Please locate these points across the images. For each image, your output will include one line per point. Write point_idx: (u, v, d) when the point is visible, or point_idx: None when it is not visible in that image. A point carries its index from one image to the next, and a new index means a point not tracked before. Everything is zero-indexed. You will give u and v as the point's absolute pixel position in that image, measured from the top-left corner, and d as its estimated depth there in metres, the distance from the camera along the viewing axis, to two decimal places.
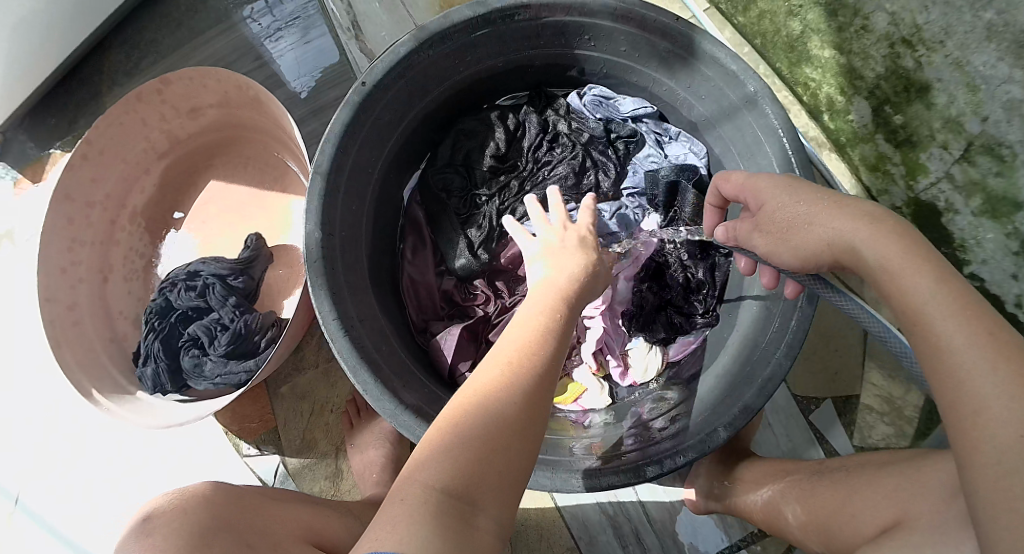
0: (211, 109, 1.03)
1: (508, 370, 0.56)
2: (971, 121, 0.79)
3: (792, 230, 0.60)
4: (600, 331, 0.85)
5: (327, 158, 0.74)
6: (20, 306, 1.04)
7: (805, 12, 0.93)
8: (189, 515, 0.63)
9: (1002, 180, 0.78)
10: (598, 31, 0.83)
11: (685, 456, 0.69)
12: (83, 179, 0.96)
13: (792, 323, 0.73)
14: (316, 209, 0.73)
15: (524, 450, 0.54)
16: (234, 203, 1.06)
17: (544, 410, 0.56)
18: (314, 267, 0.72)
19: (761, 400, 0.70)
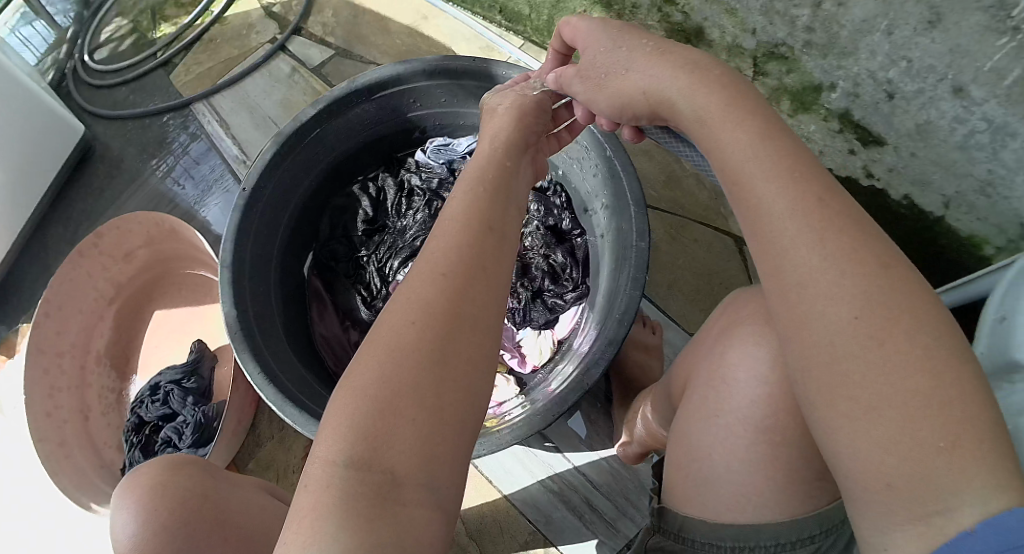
0: (142, 250, 1.20)
1: (400, 320, 0.50)
2: (746, 39, 1.04)
3: (611, 74, 0.66)
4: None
5: (229, 254, 0.90)
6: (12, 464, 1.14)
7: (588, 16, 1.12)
8: (162, 460, 0.78)
9: (794, 75, 1.03)
10: (418, 93, 1.02)
11: (569, 399, 0.84)
12: (48, 333, 1.13)
13: (625, 269, 0.89)
14: (229, 295, 0.88)
15: (439, 399, 0.47)
16: (178, 325, 1.21)
17: (456, 355, 0.49)
18: (236, 337, 0.86)
19: (621, 333, 0.84)
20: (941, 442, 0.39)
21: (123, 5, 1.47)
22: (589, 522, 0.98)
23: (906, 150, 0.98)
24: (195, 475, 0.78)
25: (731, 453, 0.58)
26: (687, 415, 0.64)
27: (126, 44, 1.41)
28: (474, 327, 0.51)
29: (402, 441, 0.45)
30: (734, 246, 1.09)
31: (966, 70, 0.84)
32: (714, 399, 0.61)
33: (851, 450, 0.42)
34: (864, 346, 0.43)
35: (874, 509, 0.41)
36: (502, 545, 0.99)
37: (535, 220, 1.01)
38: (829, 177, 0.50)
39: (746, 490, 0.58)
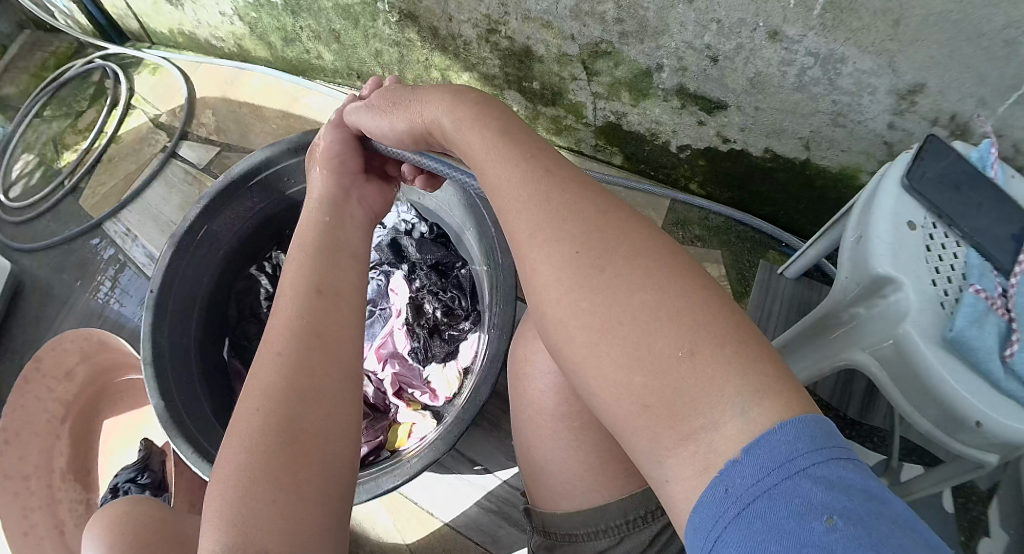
0: (81, 365, 1.28)
1: (256, 410, 0.58)
2: (568, 48, 1.10)
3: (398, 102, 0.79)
4: (389, 374, 1.05)
5: (149, 351, 0.98)
6: None
7: (431, 61, 1.22)
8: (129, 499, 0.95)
9: (622, 67, 1.10)
10: (290, 170, 1.12)
11: (467, 417, 0.90)
12: (11, 459, 1.19)
13: (498, 288, 0.98)
14: (155, 388, 0.96)
15: (298, 475, 0.55)
16: (128, 426, 1.33)
17: (311, 431, 0.58)
18: (169, 428, 0.95)
19: (502, 345, 0.92)
20: (673, 349, 0.51)
21: (27, 141, 1.58)
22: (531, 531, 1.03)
23: (749, 105, 1.05)
24: (156, 504, 0.94)
25: (559, 452, 0.66)
26: (523, 428, 0.72)
27: (36, 177, 1.52)
28: (320, 386, 0.60)
29: (265, 524, 0.52)
30: None
31: (773, 14, 0.88)
32: (533, 409, 0.70)
33: (600, 380, 0.54)
34: (596, 300, 0.55)
35: (647, 437, 0.51)
36: None
37: (418, 261, 1.09)
38: (571, 199, 0.61)
39: (570, 478, 0.65)
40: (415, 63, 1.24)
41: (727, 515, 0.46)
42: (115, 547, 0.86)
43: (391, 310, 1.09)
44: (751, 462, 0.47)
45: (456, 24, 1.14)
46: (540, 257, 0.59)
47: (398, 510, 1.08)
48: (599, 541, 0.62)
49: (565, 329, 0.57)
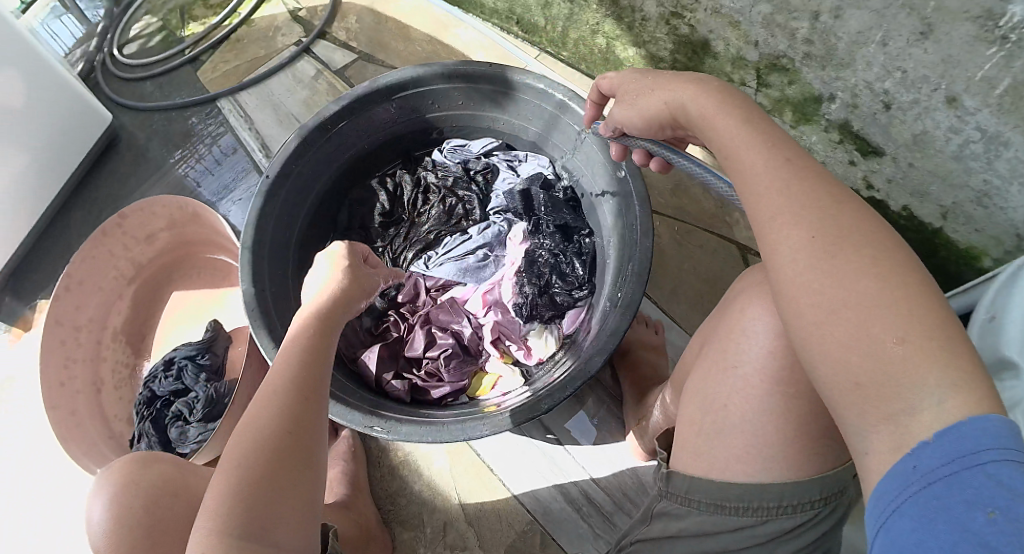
0: (164, 233, 1.23)
1: (260, 408, 0.65)
2: (749, 52, 1.07)
3: (641, 94, 0.74)
4: (492, 322, 1.01)
5: (249, 236, 0.96)
6: (26, 429, 1.20)
7: (601, 27, 1.17)
8: (137, 453, 0.86)
9: (796, 86, 1.06)
10: (437, 94, 1.07)
11: (571, 388, 0.86)
12: (68, 307, 1.16)
13: (635, 261, 0.92)
14: (247, 272, 0.94)
15: (295, 476, 0.63)
16: (195, 305, 1.25)
17: (308, 436, 0.65)
18: (252, 316, 0.92)
19: (625, 324, 0.88)
20: (888, 335, 0.46)
21: (153, 4, 1.54)
22: (585, 514, 1.02)
23: (903, 160, 1.00)
24: (168, 466, 0.86)
25: (748, 412, 0.66)
26: (704, 379, 0.72)
27: (155, 40, 1.48)
28: (303, 419, 0.65)
29: (277, 516, 0.60)
30: (738, 256, 1.15)
31: (956, 80, 0.87)
32: (730, 359, 0.69)
33: (818, 353, 0.50)
34: (821, 264, 0.50)
35: (849, 409, 0.48)
36: (499, 532, 1.02)
37: (544, 216, 1.06)
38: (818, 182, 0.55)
39: (754, 440, 0.66)
40: (583, 25, 1.19)
41: (904, 493, 0.44)
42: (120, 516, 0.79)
43: (505, 259, 1.05)
44: (938, 448, 0.43)
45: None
46: (781, 234, 0.53)
47: (459, 458, 1.07)
48: (744, 518, 0.66)
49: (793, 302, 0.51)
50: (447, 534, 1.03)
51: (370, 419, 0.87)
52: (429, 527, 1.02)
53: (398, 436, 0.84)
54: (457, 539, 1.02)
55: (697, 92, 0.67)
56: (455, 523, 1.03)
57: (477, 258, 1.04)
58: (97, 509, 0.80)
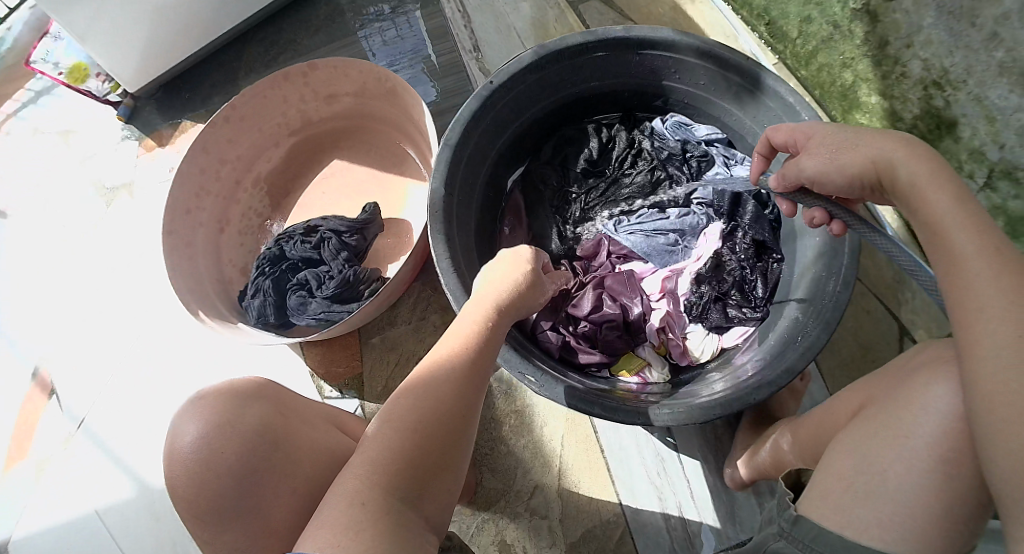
0: (348, 98, 1.17)
1: (429, 373, 0.71)
2: (991, 149, 0.91)
3: (841, 151, 0.68)
4: (662, 313, 0.99)
5: (456, 134, 0.93)
6: (140, 240, 1.30)
7: (855, 63, 1.06)
8: (235, 387, 0.83)
9: (1020, 202, 0.90)
10: (683, 66, 1.02)
11: (730, 408, 0.82)
12: (221, 138, 1.11)
13: (832, 304, 0.85)
14: (442, 171, 0.91)
15: (442, 447, 0.67)
16: (355, 181, 1.18)
17: (463, 415, 0.69)
18: (434, 216, 0.89)
19: (802, 363, 0.82)
20: None
21: None
22: (672, 527, 0.98)
23: None
24: (266, 408, 0.82)
25: (903, 496, 0.59)
26: (856, 435, 0.64)
27: None
28: (469, 403, 0.70)
29: (413, 478, 0.64)
30: (897, 336, 1.05)
31: None
32: (902, 425, 0.61)
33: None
34: None
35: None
36: (584, 513, 0.99)
37: (745, 226, 1.02)
38: None
39: (900, 523, 0.59)
40: (836, 54, 1.09)
41: None
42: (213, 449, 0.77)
43: (692, 252, 1.03)
44: None
45: (910, 54, 0.98)
46: (991, 349, 0.53)
47: (572, 429, 1.04)
48: None
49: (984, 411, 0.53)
50: (532, 497, 1.00)
51: (520, 363, 0.85)
52: (518, 485, 1.00)
53: (545, 391, 0.83)
54: (541, 504, 1.00)
55: (912, 155, 0.62)
56: (545, 489, 1.00)
57: (667, 242, 1.02)
58: (192, 436, 0.78)
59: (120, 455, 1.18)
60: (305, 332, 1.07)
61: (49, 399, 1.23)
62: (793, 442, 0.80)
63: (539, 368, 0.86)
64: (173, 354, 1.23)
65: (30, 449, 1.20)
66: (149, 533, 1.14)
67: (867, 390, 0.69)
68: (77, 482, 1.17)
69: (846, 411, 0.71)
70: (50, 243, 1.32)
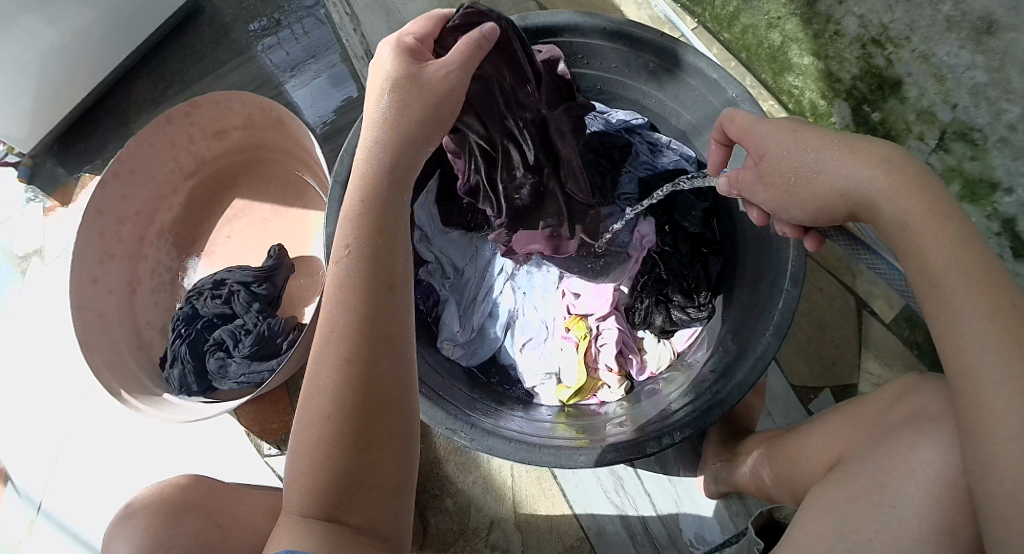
0: (237, 131, 1.08)
1: (328, 371, 0.54)
2: (942, 109, 0.88)
3: (800, 180, 0.61)
4: (615, 331, 0.91)
5: (345, 168, 0.85)
6: (60, 311, 1.23)
7: (783, 23, 1.03)
8: (165, 499, 0.74)
9: (977, 163, 0.87)
10: (590, 50, 0.93)
11: (681, 433, 0.77)
12: (114, 196, 1.03)
13: (779, 304, 0.80)
14: (335, 214, 0.84)
15: (361, 444, 0.53)
16: (258, 221, 1.11)
17: (372, 405, 0.54)
18: None
19: (755, 376, 0.78)
20: None
21: None
22: (638, 543, 0.95)
23: None
24: (200, 523, 0.72)
25: (898, 537, 0.58)
26: (837, 497, 0.63)
27: None
28: (365, 381, 0.54)
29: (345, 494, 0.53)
30: (855, 310, 1.06)
31: None
32: (885, 494, 0.60)
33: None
34: None
35: None
36: (547, 543, 0.95)
37: (678, 221, 0.95)
38: None
39: None
40: (762, 14, 1.05)
41: None
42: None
43: (630, 253, 0.96)
44: None
45: (843, 10, 0.94)
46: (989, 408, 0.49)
47: None
48: None
49: (987, 455, 0.50)
50: (491, 533, 0.96)
51: (448, 419, 0.79)
52: (474, 522, 0.95)
53: (479, 447, 0.78)
54: (501, 540, 0.95)
55: (894, 192, 0.55)
56: (502, 523, 0.96)
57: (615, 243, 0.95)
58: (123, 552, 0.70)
59: (76, 534, 1.13)
60: (231, 394, 1.01)
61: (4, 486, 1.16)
62: (772, 472, 0.81)
63: (474, 421, 0.81)
64: (107, 421, 1.16)
65: None
66: None
67: (843, 441, 0.70)
68: None
69: (823, 460, 0.72)
70: None
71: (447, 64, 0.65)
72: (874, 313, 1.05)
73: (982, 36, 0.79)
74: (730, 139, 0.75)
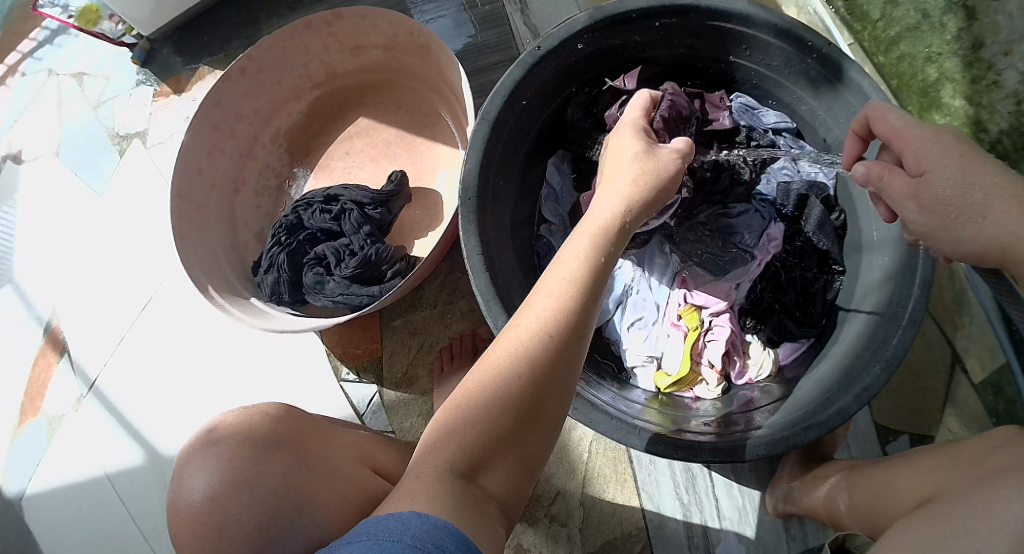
0: (376, 51, 1.06)
1: (514, 354, 0.58)
2: None
3: (961, 217, 0.65)
4: (727, 330, 0.89)
5: (495, 108, 0.84)
6: (147, 197, 1.21)
7: (942, 60, 1.00)
8: (251, 433, 0.72)
9: None
10: (755, 43, 0.91)
11: (767, 446, 0.77)
12: (237, 92, 1.02)
13: (895, 339, 0.78)
14: (477, 153, 0.83)
15: (520, 436, 0.56)
16: (382, 144, 1.09)
17: (538, 406, 0.57)
18: (467, 206, 0.81)
19: (856, 405, 0.77)
20: None
21: None
22: (695, 546, 0.93)
23: None
24: (287, 461, 0.71)
25: None
26: (920, 533, 0.62)
27: None
28: (546, 380, 0.58)
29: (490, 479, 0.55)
30: (948, 363, 1.03)
31: None
32: (973, 539, 0.58)
33: None
34: None
35: None
36: (606, 525, 0.94)
37: (808, 232, 0.93)
38: None
39: None
40: (922, 46, 1.03)
41: None
42: (225, 497, 0.67)
43: (752, 256, 0.93)
44: None
45: (1007, 62, 0.90)
46: None
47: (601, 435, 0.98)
48: None
49: None
50: (553, 503, 0.95)
51: None
52: (539, 489, 0.95)
53: (580, 415, 0.79)
54: (562, 513, 0.94)
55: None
56: (567, 496, 0.95)
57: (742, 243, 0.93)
58: (203, 487, 0.68)
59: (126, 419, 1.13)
60: (321, 312, 1.00)
61: (60, 357, 1.18)
62: (850, 500, 0.80)
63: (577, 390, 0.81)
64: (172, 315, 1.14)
65: (41, 409, 1.16)
66: (157, 503, 1.09)
67: (940, 482, 0.69)
68: (84, 446, 1.13)
69: (913, 496, 0.71)
70: (66, 199, 1.26)
71: (675, 152, 0.74)
72: (967, 371, 1.01)
73: None
74: (871, 133, 0.77)
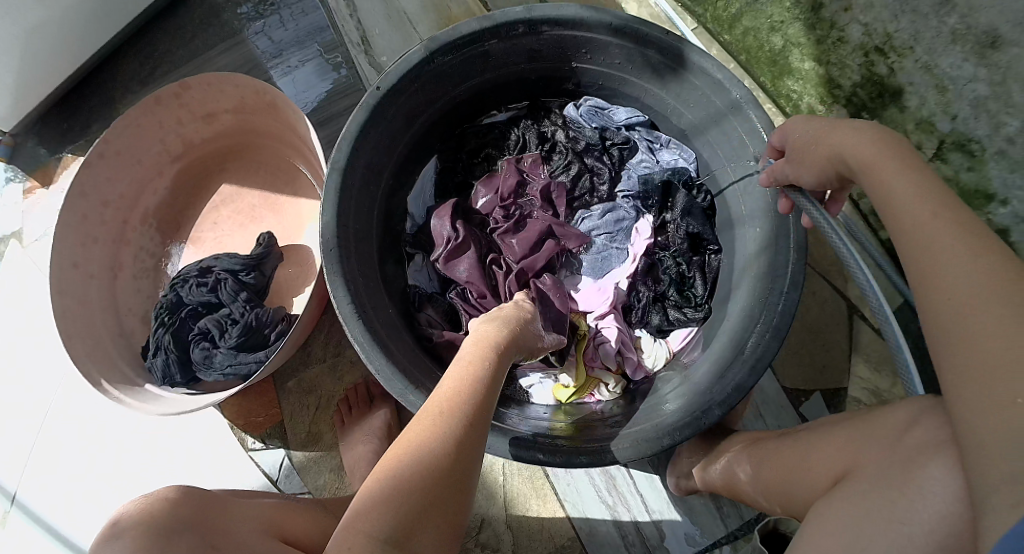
0: (227, 115, 1.06)
1: (429, 429, 0.57)
2: (942, 120, 0.88)
3: (805, 145, 0.67)
4: (614, 330, 0.90)
5: (343, 154, 0.83)
6: (35, 296, 1.18)
7: (785, 27, 1.02)
8: (154, 519, 0.66)
9: (975, 173, 0.87)
10: (594, 46, 0.91)
11: (676, 438, 0.76)
12: (98, 177, 1.00)
13: (778, 307, 0.78)
14: (333, 201, 0.81)
15: (456, 495, 0.54)
16: (246, 207, 1.08)
17: (468, 469, 0.56)
18: (330, 255, 0.80)
19: (753, 379, 0.76)
20: None
21: None
22: (630, 543, 0.94)
23: None
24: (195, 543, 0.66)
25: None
26: (843, 517, 0.59)
27: None
28: (470, 447, 0.57)
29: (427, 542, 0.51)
30: (846, 315, 1.06)
31: None
32: (896, 510, 0.56)
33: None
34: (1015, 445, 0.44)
35: None
36: (538, 543, 0.93)
37: (676, 219, 0.94)
38: None
39: None
40: (765, 16, 1.04)
41: None
42: None
43: (628, 252, 0.96)
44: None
45: (849, 17, 0.93)
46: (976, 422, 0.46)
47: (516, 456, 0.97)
48: None
49: None
50: (481, 532, 0.94)
51: None
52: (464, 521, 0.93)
53: None
54: (492, 539, 0.93)
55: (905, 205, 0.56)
56: (492, 523, 0.94)
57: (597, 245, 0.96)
58: None
59: (54, 529, 1.08)
60: (215, 387, 0.98)
61: None
62: (764, 476, 0.76)
63: None
64: (87, 411, 1.12)
65: None
66: None
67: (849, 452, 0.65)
68: None
69: (826, 473, 0.66)
70: None
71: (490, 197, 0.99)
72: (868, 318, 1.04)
73: (987, 49, 0.79)
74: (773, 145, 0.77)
